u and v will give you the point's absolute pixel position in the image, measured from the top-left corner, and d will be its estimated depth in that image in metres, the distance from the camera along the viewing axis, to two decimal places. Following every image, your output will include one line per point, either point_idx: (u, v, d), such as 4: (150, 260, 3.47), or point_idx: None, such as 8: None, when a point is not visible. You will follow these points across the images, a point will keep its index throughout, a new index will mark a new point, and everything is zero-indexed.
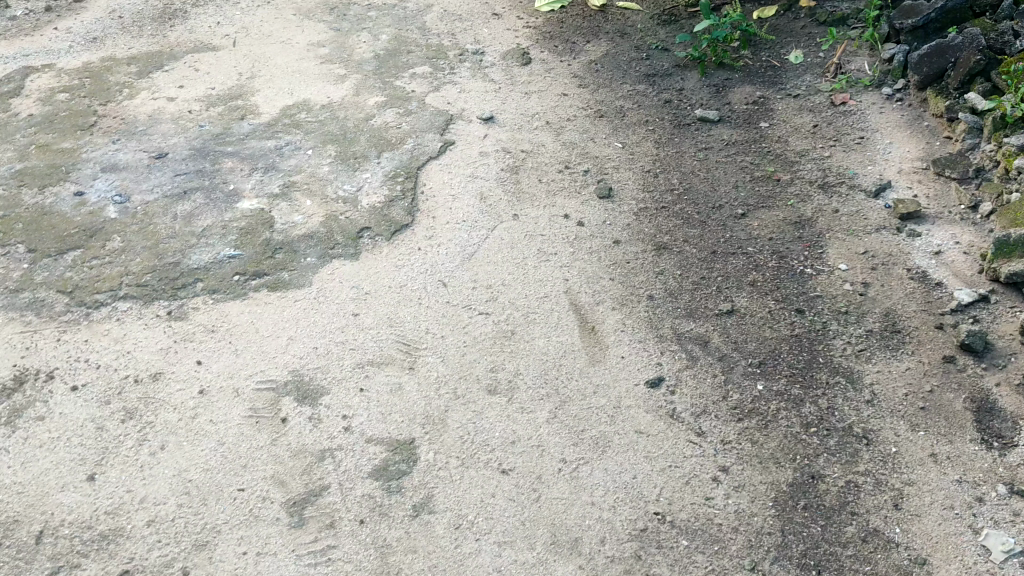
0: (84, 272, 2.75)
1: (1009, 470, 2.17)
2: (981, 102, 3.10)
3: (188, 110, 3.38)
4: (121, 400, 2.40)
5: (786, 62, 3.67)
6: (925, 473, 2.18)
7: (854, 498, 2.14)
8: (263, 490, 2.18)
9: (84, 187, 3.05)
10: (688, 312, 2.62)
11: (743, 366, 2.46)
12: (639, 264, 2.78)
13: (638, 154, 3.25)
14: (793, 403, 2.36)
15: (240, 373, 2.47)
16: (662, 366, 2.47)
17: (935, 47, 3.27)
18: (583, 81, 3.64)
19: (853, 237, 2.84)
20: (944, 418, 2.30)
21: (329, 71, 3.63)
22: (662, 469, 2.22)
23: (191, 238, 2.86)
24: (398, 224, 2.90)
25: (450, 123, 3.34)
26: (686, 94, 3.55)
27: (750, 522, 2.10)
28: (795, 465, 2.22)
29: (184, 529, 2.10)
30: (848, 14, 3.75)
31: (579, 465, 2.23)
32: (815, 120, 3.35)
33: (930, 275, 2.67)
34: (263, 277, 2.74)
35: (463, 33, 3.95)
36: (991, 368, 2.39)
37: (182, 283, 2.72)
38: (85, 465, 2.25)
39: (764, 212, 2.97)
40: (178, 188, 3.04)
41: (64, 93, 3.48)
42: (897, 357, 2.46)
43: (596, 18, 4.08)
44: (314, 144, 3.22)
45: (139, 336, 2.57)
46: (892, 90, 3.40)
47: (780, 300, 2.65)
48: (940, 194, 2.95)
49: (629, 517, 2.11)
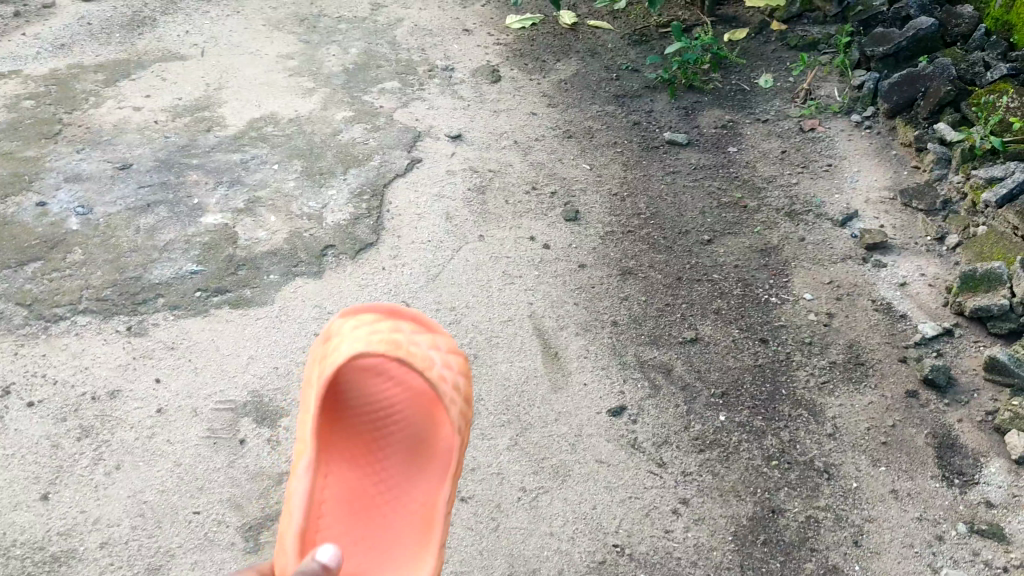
0: (44, 284, 2.64)
1: (969, 508, 2.14)
2: (950, 133, 3.11)
3: (154, 120, 3.33)
4: (78, 418, 2.29)
5: (756, 85, 3.64)
6: (885, 509, 2.14)
7: (813, 534, 2.09)
8: (219, 514, 2.07)
9: (47, 197, 2.96)
10: (652, 339, 2.59)
11: (706, 397, 2.42)
12: (604, 288, 2.75)
13: (606, 176, 3.21)
14: (755, 435, 2.32)
15: (198, 393, 2.36)
16: (624, 395, 2.42)
17: (906, 76, 3.29)
18: (553, 100, 3.60)
19: (819, 266, 2.82)
20: (905, 455, 2.27)
21: (297, 84, 3.58)
22: (622, 500, 2.16)
23: (154, 251, 2.76)
24: (363, 243, 2.84)
25: (418, 140, 3.30)
26: (656, 115, 3.52)
27: (709, 557, 2.05)
28: (755, 499, 2.17)
29: (138, 552, 1.99)
30: (819, 39, 3.75)
31: (538, 495, 2.17)
32: (784, 146, 3.33)
33: (895, 307, 2.66)
34: (225, 293, 2.64)
35: (433, 48, 3.90)
36: (953, 405, 2.38)
37: (142, 298, 2.61)
38: (39, 483, 2.13)
39: (730, 238, 2.94)
40: (143, 199, 2.96)
41: (30, 101, 3.42)
42: (860, 391, 2.43)
43: (568, 36, 4.05)
44: (280, 158, 3.17)
45: (98, 352, 2.45)
46: (862, 117, 3.40)
47: (745, 329, 2.62)
48: (907, 225, 2.95)
49: (588, 549, 2.06)
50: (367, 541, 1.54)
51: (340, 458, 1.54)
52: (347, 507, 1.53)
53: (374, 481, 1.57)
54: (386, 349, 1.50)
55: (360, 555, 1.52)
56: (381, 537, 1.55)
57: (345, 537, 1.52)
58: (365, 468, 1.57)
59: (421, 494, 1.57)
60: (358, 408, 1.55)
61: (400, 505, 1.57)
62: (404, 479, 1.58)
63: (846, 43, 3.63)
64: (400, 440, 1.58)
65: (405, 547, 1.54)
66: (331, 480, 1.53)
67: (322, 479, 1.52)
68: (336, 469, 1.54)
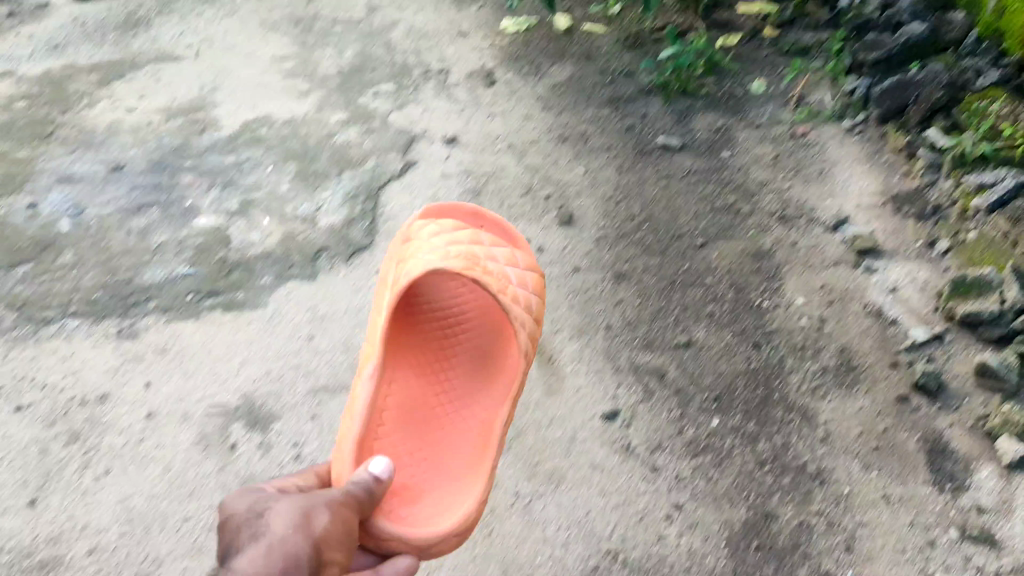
0: (34, 286, 2.62)
1: (961, 513, 2.14)
2: (941, 139, 3.17)
3: (148, 121, 3.32)
4: (67, 422, 2.27)
5: (749, 91, 3.65)
6: (877, 515, 2.14)
7: (806, 539, 2.10)
8: (209, 521, 2.06)
9: (38, 198, 2.95)
10: (645, 343, 2.58)
11: (699, 402, 2.42)
12: (598, 292, 2.75)
13: (600, 179, 3.21)
14: (748, 440, 2.32)
15: (190, 397, 2.34)
16: (618, 399, 2.41)
17: (898, 82, 3.33)
18: (548, 103, 3.60)
19: (811, 271, 2.82)
20: (897, 459, 2.27)
21: (292, 86, 3.58)
22: (616, 505, 2.16)
23: (146, 253, 2.75)
24: (357, 245, 2.83)
25: (413, 143, 3.29)
26: (650, 119, 3.52)
27: (702, 562, 2.06)
28: (748, 504, 2.17)
29: (125, 559, 1.99)
30: (811, 46, 3.81)
31: (531, 500, 2.17)
32: (776, 151, 3.33)
33: (886, 311, 2.67)
34: (218, 296, 2.63)
35: (429, 51, 3.90)
36: (944, 410, 2.39)
37: (134, 301, 2.59)
38: (27, 489, 2.14)
39: (723, 242, 2.94)
40: (135, 201, 2.95)
41: (23, 101, 3.40)
42: (851, 395, 2.43)
43: (563, 40, 4.05)
44: (274, 160, 3.16)
45: (88, 355, 2.43)
46: (854, 122, 3.40)
47: (738, 333, 2.62)
48: (898, 229, 2.96)
49: (581, 556, 2.06)
50: (422, 450, 1.84)
51: (411, 363, 1.91)
52: (410, 417, 1.85)
53: (440, 392, 1.91)
54: (471, 262, 1.85)
55: (420, 461, 1.82)
56: (438, 448, 1.85)
57: (401, 450, 1.81)
58: (435, 376, 1.93)
59: (480, 413, 1.90)
60: (437, 314, 1.96)
61: (459, 416, 1.90)
62: (469, 395, 1.92)
63: (837, 49, 3.67)
64: (466, 354, 1.95)
65: (458, 454, 1.85)
66: (398, 383, 1.87)
67: (392, 379, 1.86)
68: (404, 374, 1.89)
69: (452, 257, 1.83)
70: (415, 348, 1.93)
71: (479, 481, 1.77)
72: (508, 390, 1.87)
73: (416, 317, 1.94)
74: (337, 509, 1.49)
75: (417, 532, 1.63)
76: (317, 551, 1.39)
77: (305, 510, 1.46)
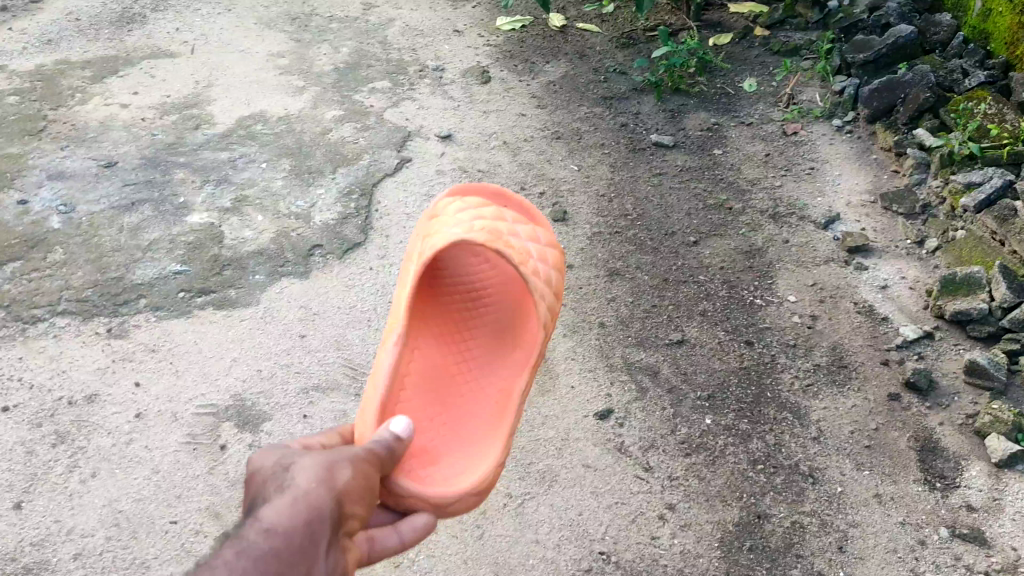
0: (23, 284, 2.60)
1: (951, 512, 2.15)
2: (929, 139, 3.16)
3: (141, 117, 3.30)
4: (53, 423, 2.25)
5: (741, 89, 3.65)
6: (869, 514, 2.14)
7: (799, 539, 2.09)
8: (196, 524, 2.03)
9: (28, 196, 2.92)
10: (638, 341, 2.58)
11: (692, 400, 2.41)
12: (592, 289, 2.74)
13: (594, 177, 3.20)
14: (741, 439, 2.31)
15: (179, 397, 2.33)
16: (611, 398, 2.41)
17: (886, 82, 3.32)
18: (542, 101, 3.59)
19: (802, 269, 2.82)
20: (887, 457, 2.27)
21: (287, 82, 3.56)
22: (609, 506, 2.15)
23: (137, 251, 2.73)
24: (351, 243, 2.82)
25: (407, 140, 3.29)
26: (643, 117, 3.52)
27: (695, 563, 2.04)
28: (741, 504, 2.16)
29: (112, 564, 1.95)
30: (801, 45, 3.79)
31: (524, 501, 2.16)
32: (768, 149, 3.33)
33: (877, 309, 2.67)
34: (209, 294, 2.61)
35: (424, 48, 3.89)
36: (934, 408, 2.39)
37: (124, 299, 2.58)
38: (12, 492, 2.10)
39: (716, 240, 2.94)
40: (126, 198, 2.93)
41: (15, 97, 3.38)
42: (843, 393, 2.43)
43: (558, 38, 4.04)
44: (268, 157, 3.15)
45: (76, 354, 2.41)
46: (842, 122, 3.42)
47: (730, 331, 2.61)
48: (887, 228, 2.97)
49: (574, 557, 2.04)
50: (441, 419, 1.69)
51: (430, 334, 1.78)
52: (432, 382, 1.72)
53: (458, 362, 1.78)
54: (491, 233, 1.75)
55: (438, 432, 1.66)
56: (456, 416, 1.70)
57: (421, 412, 1.68)
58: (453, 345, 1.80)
59: (500, 380, 1.76)
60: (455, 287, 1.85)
61: (479, 387, 1.75)
62: (491, 362, 1.79)
63: (827, 49, 3.66)
64: (485, 326, 1.82)
65: (477, 424, 1.69)
66: (418, 352, 1.74)
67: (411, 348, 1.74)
68: (423, 343, 1.76)
69: (475, 228, 1.75)
70: (436, 316, 1.80)
71: (498, 444, 1.63)
72: (529, 358, 1.75)
73: (435, 291, 1.83)
74: (360, 465, 1.34)
75: (435, 489, 1.49)
76: (340, 505, 1.24)
77: (329, 462, 1.30)
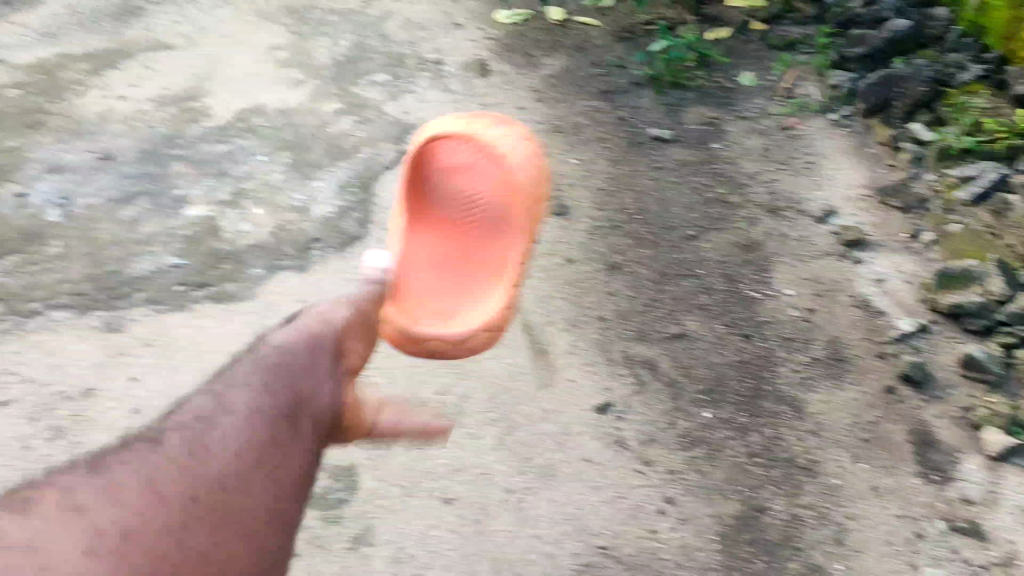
0: (20, 278, 2.58)
1: (949, 505, 2.16)
2: (925, 133, 3.21)
3: (139, 111, 3.29)
4: (53, 418, 2.23)
5: (739, 83, 3.65)
6: (867, 508, 2.15)
7: (797, 533, 2.10)
8: None
9: (27, 188, 2.90)
10: (638, 334, 2.58)
11: (691, 393, 2.42)
12: (591, 283, 2.74)
13: (593, 171, 3.20)
14: (739, 432, 2.32)
15: (178, 391, 2.32)
16: (611, 391, 2.41)
17: (884, 76, 3.36)
18: (542, 95, 3.59)
19: (800, 262, 2.83)
20: (885, 451, 2.28)
21: (286, 75, 3.55)
22: (608, 500, 2.15)
23: (135, 245, 2.72)
24: (350, 237, 2.82)
25: (407, 133, 3.28)
26: (642, 111, 3.51)
27: (694, 557, 2.05)
28: (740, 497, 2.17)
29: None
30: (798, 39, 3.82)
31: (524, 495, 2.15)
32: (766, 143, 3.33)
33: (874, 303, 2.68)
34: (208, 288, 2.61)
35: (423, 41, 3.88)
36: (931, 401, 2.40)
37: (122, 293, 2.57)
38: (10, 487, 2.07)
39: (715, 234, 2.94)
40: (124, 191, 2.92)
41: (12, 89, 3.36)
42: (841, 387, 2.44)
43: (557, 31, 4.03)
44: (267, 151, 3.13)
45: (75, 349, 2.40)
46: (839, 116, 3.41)
47: (729, 325, 2.62)
48: (885, 222, 2.97)
49: (574, 552, 2.04)
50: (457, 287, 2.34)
51: (436, 223, 2.38)
52: (444, 259, 2.35)
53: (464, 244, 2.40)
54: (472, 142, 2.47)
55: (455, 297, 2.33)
56: (468, 288, 2.37)
57: (440, 284, 2.31)
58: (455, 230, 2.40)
59: (498, 255, 2.44)
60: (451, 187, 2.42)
61: (482, 261, 2.41)
62: (490, 240, 2.43)
63: (823, 44, 3.68)
64: (484, 217, 2.43)
65: (483, 285, 2.37)
66: (426, 240, 2.35)
67: (420, 237, 2.34)
68: (430, 231, 2.36)
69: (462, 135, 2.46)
70: (441, 214, 2.40)
71: (502, 289, 2.39)
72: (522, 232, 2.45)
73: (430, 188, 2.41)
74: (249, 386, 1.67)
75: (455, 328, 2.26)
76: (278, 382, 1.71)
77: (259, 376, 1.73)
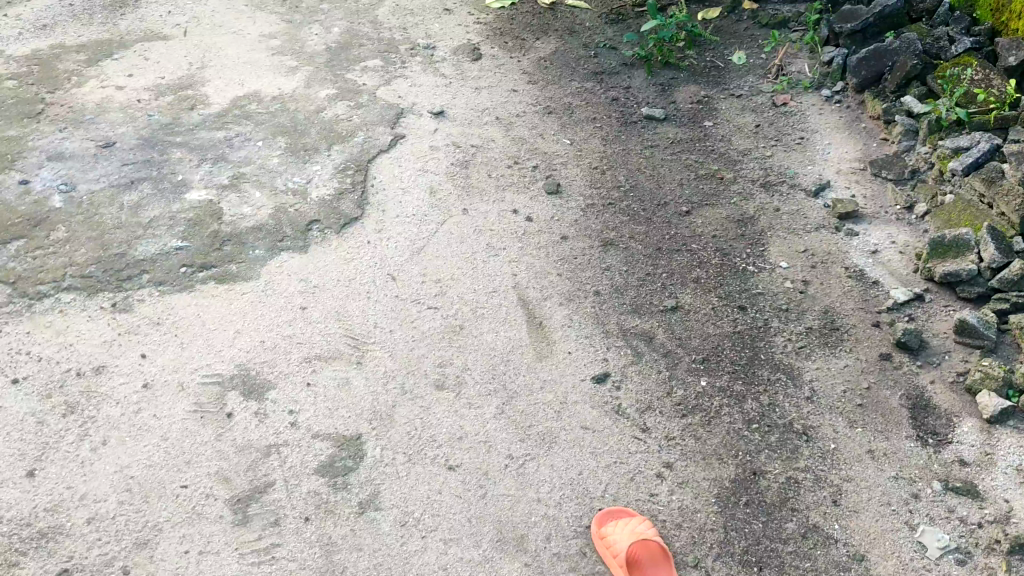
0: (27, 262, 2.62)
1: (944, 466, 2.20)
2: (917, 106, 3.19)
3: (137, 99, 3.32)
4: (63, 395, 2.27)
5: (729, 63, 3.72)
6: (863, 470, 2.19)
7: (794, 494, 2.14)
8: (207, 487, 2.08)
9: (30, 176, 2.93)
10: (634, 307, 2.63)
11: (687, 363, 2.46)
12: (587, 259, 2.79)
13: (585, 151, 3.25)
14: (736, 399, 2.36)
15: (186, 367, 2.36)
16: (608, 362, 2.46)
17: (874, 52, 3.37)
18: (533, 77, 3.63)
19: (794, 236, 2.88)
20: (879, 415, 2.33)
21: (281, 63, 3.59)
22: (607, 465, 2.19)
23: (138, 228, 2.76)
24: (348, 218, 2.86)
25: (402, 116, 3.32)
26: (633, 91, 3.58)
27: (693, 519, 2.09)
28: (737, 461, 2.21)
29: (125, 527, 1.99)
30: (789, 17, 3.83)
31: (525, 461, 2.19)
32: (757, 121, 3.40)
33: (867, 274, 2.73)
34: (211, 269, 2.64)
35: (415, 27, 3.93)
36: (925, 366, 2.45)
37: (127, 275, 2.61)
38: (24, 459, 2.11)
39: (708, 210, 2.99)
40: (125, 178, 2.95)
41: (12, 80, 3.39)
42: (835, 354, 2.49)
43: (546, 15, 4.08)
44: (264, 136, 3.17)
45: (83, 328, 2.44)
46: (832, 92, 3.48)
47: (724, 297, 2.67)
48: (876, 195, 3.03)
49: (575, 514, 2.08)
50: None
51: None
52: None
53: None
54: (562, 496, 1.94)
55: None
56: None
57: None
58: None
59: None
60: None
61: None
62: None
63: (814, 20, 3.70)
64: None
65: None
66: None
67: None
68: None
69: None
70: None
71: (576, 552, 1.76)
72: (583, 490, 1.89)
73: None
74: None
75: None
76: None
77: None
